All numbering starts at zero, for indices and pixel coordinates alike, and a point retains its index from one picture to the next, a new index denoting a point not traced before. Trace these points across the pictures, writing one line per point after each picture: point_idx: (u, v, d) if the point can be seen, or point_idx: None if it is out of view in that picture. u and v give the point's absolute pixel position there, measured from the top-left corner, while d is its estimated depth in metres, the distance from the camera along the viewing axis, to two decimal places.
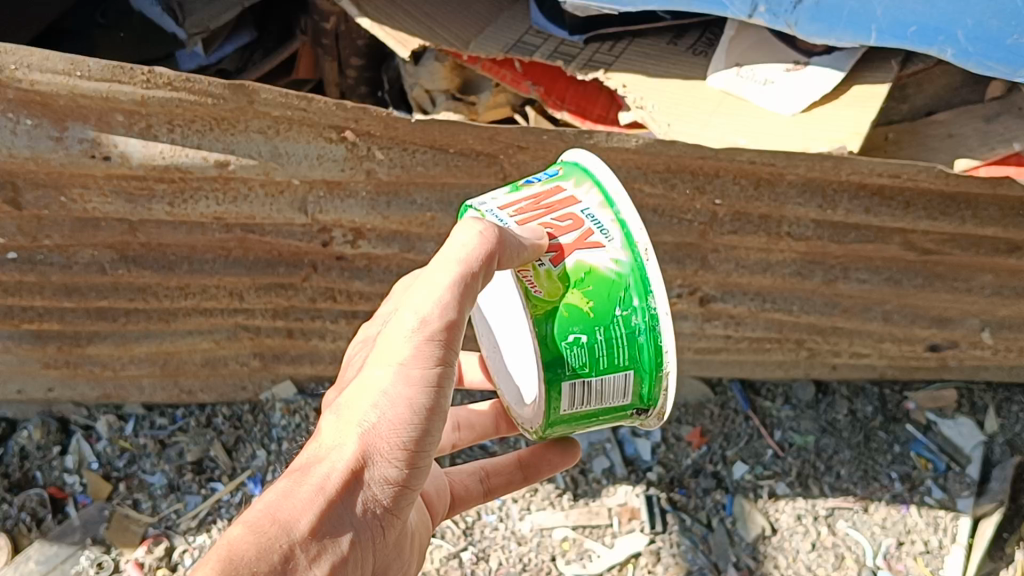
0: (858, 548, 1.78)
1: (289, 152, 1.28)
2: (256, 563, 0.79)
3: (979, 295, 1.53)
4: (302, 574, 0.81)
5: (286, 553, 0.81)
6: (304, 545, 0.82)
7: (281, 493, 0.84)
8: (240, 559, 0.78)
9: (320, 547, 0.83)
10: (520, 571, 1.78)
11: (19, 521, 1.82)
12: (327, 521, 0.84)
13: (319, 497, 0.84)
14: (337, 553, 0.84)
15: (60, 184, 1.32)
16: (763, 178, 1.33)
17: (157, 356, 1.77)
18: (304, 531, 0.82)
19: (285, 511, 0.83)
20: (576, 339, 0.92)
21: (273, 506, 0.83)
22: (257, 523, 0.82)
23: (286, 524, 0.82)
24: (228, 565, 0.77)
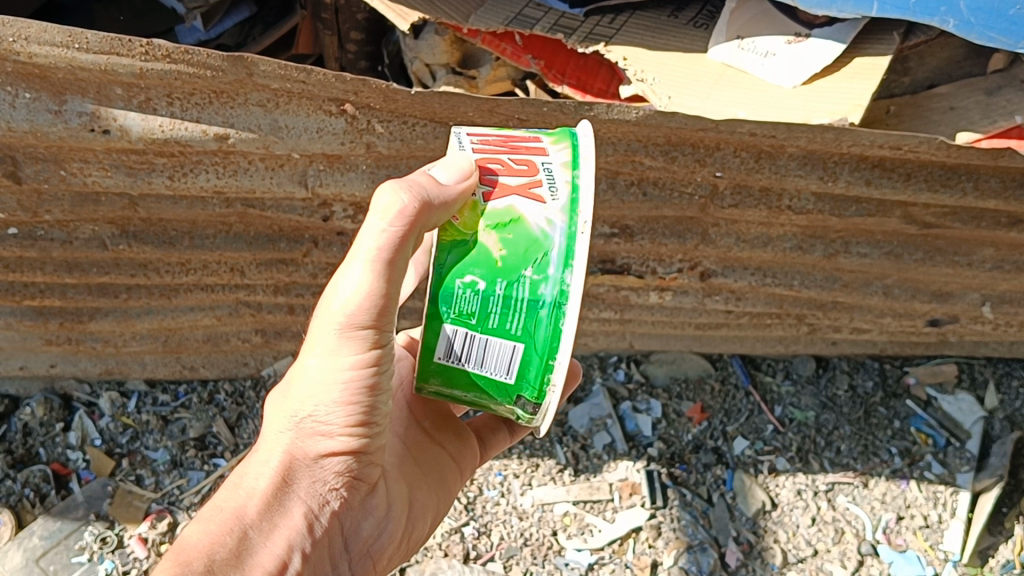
0: (857, 522, 1.80)
1: (289, 126, 1.28)
2: (210, 548, 0.89)
3: (979, 269, 1.53)
4: (260, 549, 0.91)
5: (240, 536, 0.91)
6: (259, 524, 0.92)
7: (230, 488, 0.94)
8: (192, 547, 0.89)
9: (274, 523, 0.93)
10: (521, 545, 1.80)
11: (23, 497, 1.82)
12: (277, 501, 0.94)
13: (262, 483, 0.94)
14: (293, 529, 0.94)
15: (59, 157, 1.32)
16: (764, 151, 1.32)
17: (159, 333, 1.78)
18: (254, 514, 0.92)
19: (235, 500, 0.93)
20: (472, 284, 0.86)
21: (224, 498, 0.94)
22: (209, 514, 0.92)
23: (238, 509, 0.92)
24: (179, 556, 0.88)
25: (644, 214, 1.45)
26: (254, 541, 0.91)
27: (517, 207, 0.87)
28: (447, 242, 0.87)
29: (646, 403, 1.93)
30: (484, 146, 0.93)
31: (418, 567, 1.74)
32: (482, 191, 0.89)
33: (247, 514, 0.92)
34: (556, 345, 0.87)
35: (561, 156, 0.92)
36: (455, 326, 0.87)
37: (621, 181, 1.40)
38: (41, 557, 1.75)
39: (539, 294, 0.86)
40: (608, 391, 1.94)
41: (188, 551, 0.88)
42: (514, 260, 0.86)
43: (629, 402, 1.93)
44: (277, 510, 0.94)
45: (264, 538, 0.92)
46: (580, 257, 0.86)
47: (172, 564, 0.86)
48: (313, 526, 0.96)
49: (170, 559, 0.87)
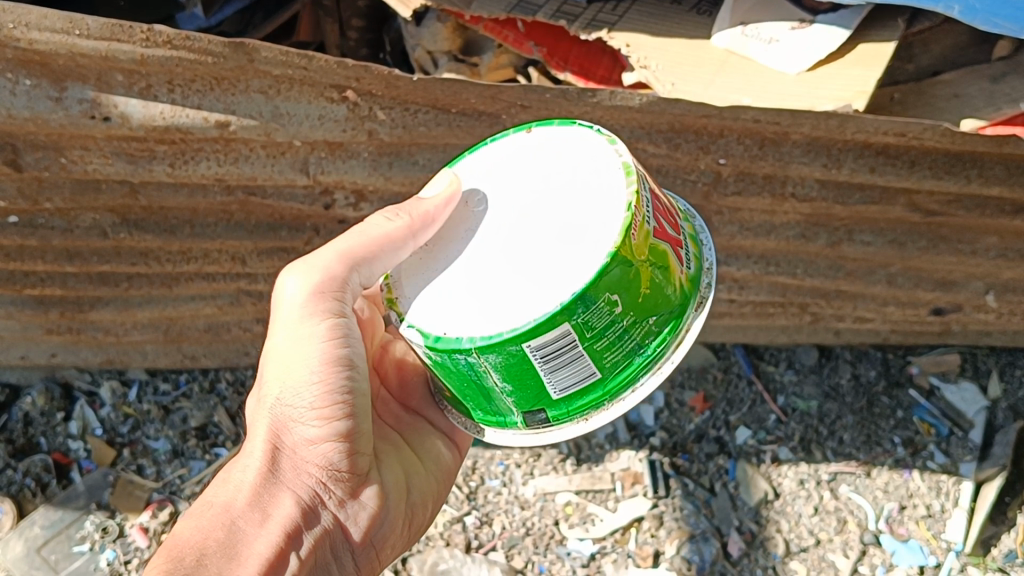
0: (860, 512, 1.79)
1: (291, 113, 1.27)
2: (201, 540, 0.96)
3: (983, 256, 1.53)
4: (251, 537, 0.98)
5: (227, 526, 0.97)
6: (247, 515, 0.99)
7: (221, 484, 1.02)
8: (185, 542, 0.96)
9: (265, 511, 0.99)
10: (523, 535, 1.80)
11: (24, 486, 1.82)
12: (267, 488, 1.00)
13: (252, 475, 1.00)
14: (286, 517, 1.00)
15: (60, 145, 1.31)
16: (768, 138, 1.32)
17: (160, 323, 1.77)
18: (244, 504, 0.99)
19: (227, 494, 1.00)
20: (610, 303, 0.84)
21: (217, 494, 1.00)
22: (198, 510, 1.00)
23: (228, 503, 0.99)
24: (171, 550, 0.95)
25: None
26: (245, 531, 0.98)
27: (666, 254, 0.89)
28: (620, 254, 0.83)
29: (648, 393, 1.92)
30: (654, 191, 0.94)
31: (419, 555, 1.74)
32: (653, 226, 0.88)
33: (235, 508, 0.99)
34: (625, 390, 0.91)
35: (688, 230, 1.00)
36: (570, 329, 0.84)
37: None
38: (42, 546, 1.76)
39: (645, 343, 0.90)
40: None
41: (180, 544, 0.95)
42: (649, 304, 0.88)
43: None
44: (266, 499, 1.00)
45: (255, 527, 0.98)
46: (689, 334, 0.93)
47: (165, 558, 0.93)
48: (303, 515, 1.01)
49: (164, 554, 0.94)
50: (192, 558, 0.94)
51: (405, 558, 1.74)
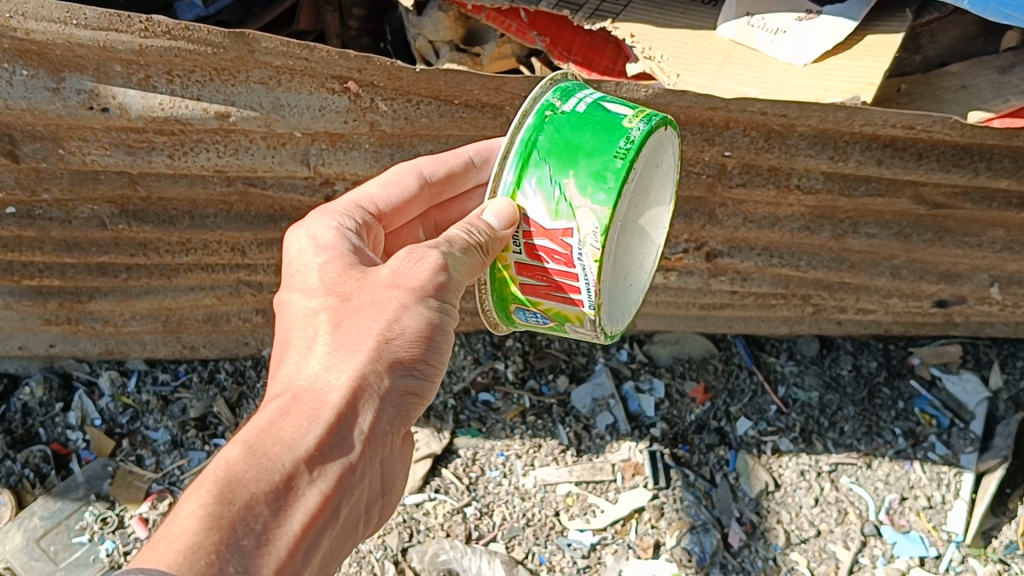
0: (861, 503, 1.79)
1: (291, 104, 1.26)
2: (257, 482, 0.77)
3: (989, 249, 1.52)
4: (307, 492, 0.80)
5: (290, 472, 0.80)
6: (313, 462, 0.81)
7: (278, 416, 0.83)
8: (241, 480, 0.77)
9: (330, 460, 0.83)
10: (524, 526, 1.79)
11: (23, 477, 1.81)
12: (334, 435, 0.84)
13: (324, 415, 0.83)
14: (346, 467, 0.84)
15: (58, 136, 1.30)
16: (774, 130, 1.31)
17: (159, 313, 1.76)
18: (311, 450, 0.81)
19: (288, 432, 0.82)
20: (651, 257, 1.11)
21: (272, 426, 0.82)
22: (256, 444, 0.80)
23: (289, 443, 0.81)
24: (226, 487, 0.76)
25: None
26: (304, 479, 0.80)
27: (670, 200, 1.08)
28: None
29: (649, 383, 1.91)
30: None
31: (419, 547, 1.74)
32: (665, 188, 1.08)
33: (299, 450, 0.81)
34: None
35: None
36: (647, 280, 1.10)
37: None
38: (41, 537, 1.75)
39: None
40: (612, 371, 1.93)
41: (234, 480, 0.76)
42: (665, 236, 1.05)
43: (633, 382, 1.92)
44: (332, 449, 0.83)
45: (316, 480, 0.81)
46: None
47: (217, 495, 0.75)
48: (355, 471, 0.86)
49: (212, 488, 0.75)
50: (245, 502, 0.76)
51: (405, 548, 1.74)
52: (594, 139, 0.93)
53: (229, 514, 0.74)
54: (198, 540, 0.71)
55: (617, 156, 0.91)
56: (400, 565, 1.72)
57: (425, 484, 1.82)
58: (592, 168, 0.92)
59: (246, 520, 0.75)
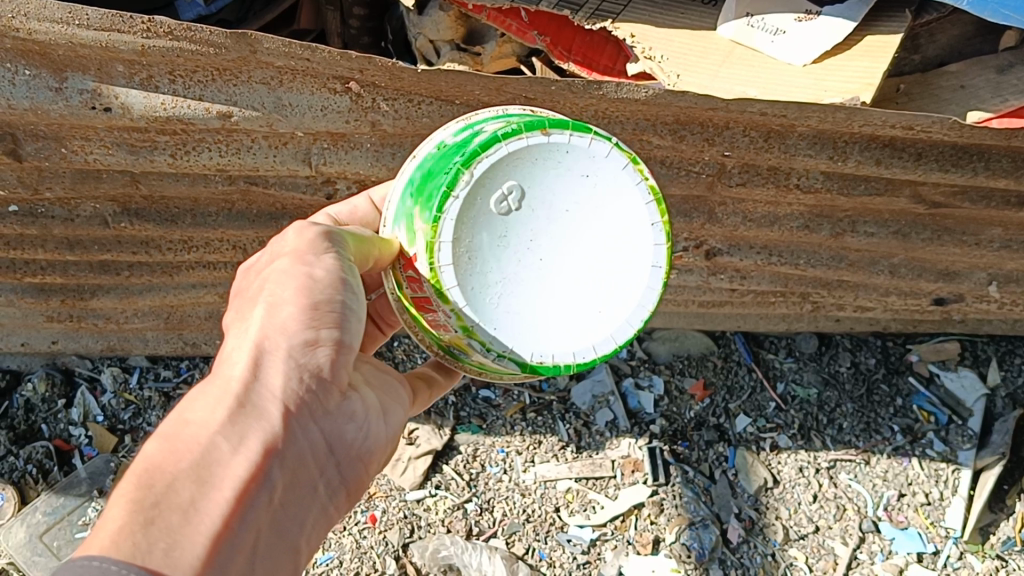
0: (859, 499, 1.81)
1: (293, 104, 1.26)
2: (172, 461, 0.73)
3: (987, 248, 1.53)
4: (232, 458, 0.75)
5: (207, 446, 0.75)
6: (230, 430, 0.76)
7: (193, 404, 0.79)
8: (157, 464, 0.73)
9: (253, 425, 0.78)
10: (524, 522, 1.80)
11: (26, 473, 1.82)
12: (250, 400, 0.79)
13: (235, 384, 0.79)
14: (271, 430, 0.79)
15: (60, 135, 1.30)
16: (774, 130, 1.31)
17: (160, 310, 1.77)
18: (225, 419, 0.77)
19: (202, 410, 0.77)
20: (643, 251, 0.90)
21: (187, 412, 0.78)
22: (167, 431, 0.76)
23: (203, 419, 0.77)
24: (143, 475, 0.71)
25: None
26: (226, 449, 0.76)
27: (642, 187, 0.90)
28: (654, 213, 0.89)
29: (648, 380, 1.91)
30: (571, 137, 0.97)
31: (421, 542, 1.76)
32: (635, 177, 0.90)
33: (213, 423, 0.76)
34: None
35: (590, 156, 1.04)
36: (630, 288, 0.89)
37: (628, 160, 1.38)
38: (44, 533, 1.76)
39: None
40: (611, 367, 1.92)
41: (148, 467, 0.72)
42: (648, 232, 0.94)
43: (632, 379, 1.92)
44: (251, 414, 0.78)
45: (240, 446, 0.76)
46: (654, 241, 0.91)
47: (134, 483, 0.70)
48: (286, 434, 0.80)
49: (131, 479, 0.71)
50: (165, 484, 0.71)
51: (407, 544, 1.77)
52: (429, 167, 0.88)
53: (150, 496, 0.70)
54: (114, 528, 0.66)
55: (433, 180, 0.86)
56: (402, 561, 1.75)
57: (425, 480, 1.83)
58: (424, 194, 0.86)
59: (165, 499, 0.70)
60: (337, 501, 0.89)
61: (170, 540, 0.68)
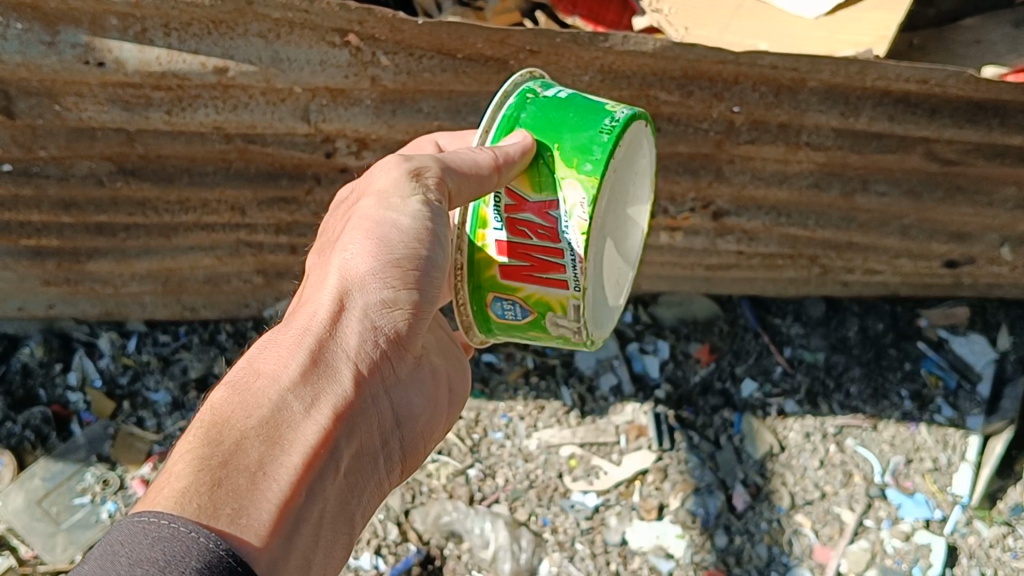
0: (866, 465, 1.77)
1: (290, 58, 1.23)
2: (246, 420, 0.88)
3: (1001, 208, 1.50)
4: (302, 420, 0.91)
5: (281, 408, 0.90)
6: (299, 393, 0.92)
7: (259, 356, 0.95)
8: (230, 419, 0.88)
9: (317, 392, 0.94)
10: (527, 488, 1.78)
11: (24, 439, 1.78)
12: (313, 361, 0.95)
13: (302, 343, 0.95)
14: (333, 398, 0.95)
15: (53, 91, 1.28)
16: (784, 85, 1.28)
17: (159, 274, 1.74)
18: (294, 379, 0.93)
19: (270, 368, 0.93)
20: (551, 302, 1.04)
21: (253, 366, 0.94)
22: (239, 386, 0.91)
23: (272, 376, 0.93)
24: (216, 425, 0.87)
25: (658, 151, 1.40)
26: (297, 409, 0.91)
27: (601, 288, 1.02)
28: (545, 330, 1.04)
29: (653, 345, 1.90)
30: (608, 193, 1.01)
31: (422, 508, 1.74)
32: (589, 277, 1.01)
33: (286, 381, 0.92)
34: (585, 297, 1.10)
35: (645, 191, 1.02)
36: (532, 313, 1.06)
37: None
38: (42, 498, 1.73)
39: None
40: (616, 332, 1.91)
41: (223, 425, 0.87)
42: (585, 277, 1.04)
43: (637, 343, 1.91)
44: (319, 376, 0.95)
45: (307, 409, 0.92)
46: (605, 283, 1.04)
47: (206, 438, 0.85)
48: (347, 402, 0.96)
49: (203, 429, 0.87)
50: (237, 440, 0.86)
51: (408, 509, 1.74)
52: (579, 117, 1.01)
53: (218, 456, 0.84)
54: (184, 482, 0.81)
55: (605, 131, 0.98)
56: (403, 527, 1.72)
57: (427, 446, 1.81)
58: (578, 142, 0.99)
59: (236, 456, 0.85)
60: (376, 458, 1.05)
61: (239, 493, 0.83)
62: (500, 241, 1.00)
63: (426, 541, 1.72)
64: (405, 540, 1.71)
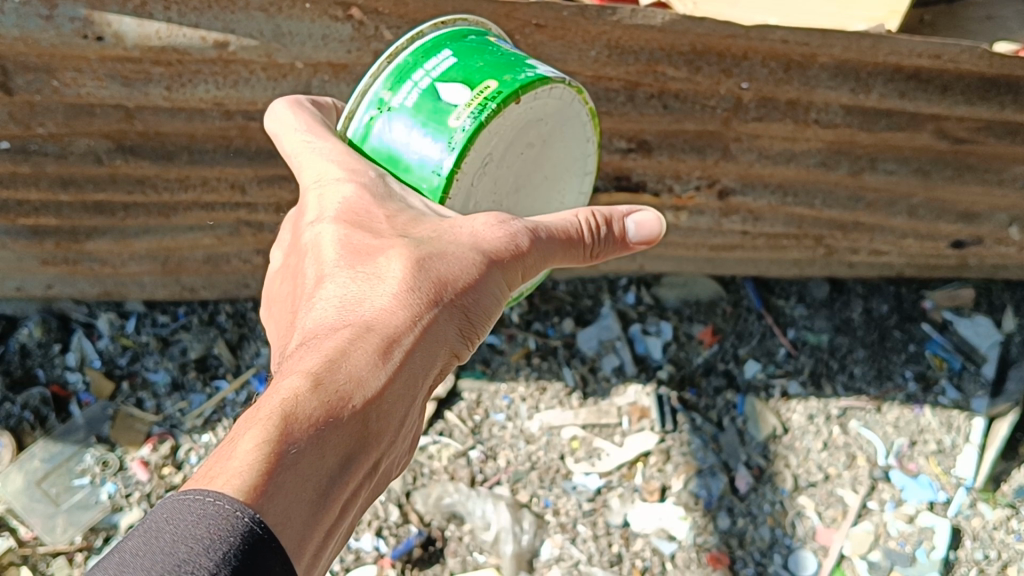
0: (870, 447, 1.76)
1: (293, 32, 1.22)
2: (322, 422, 0.82)
3: (1010, 187, 1.49)
4: (361, 438, 0.86)
5: (351, 415, 0.85)
6: (370, 408, 0.87)
7: (340, 347, 0.88)
8: (308, 416, 0.81)
9: (383, 411, 0.89)
10: (529, 469, 1.77)
11: (23, 420, 1.77)
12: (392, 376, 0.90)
13: (386, 352, 0.90)
14: (395, 418, 0.91)
15: (51, 67, 1.26)
16: (794, 60, 1.26)
17: (158, 253, 1.73)
18: (371, 390, 0.87)
19: (355, 370, 0.87)
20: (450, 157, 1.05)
21: (335, 360, 0.87)
22: (324, 380, 0.85)
23: (354, 382, 0.86)
24: (297, 419, 0.81)
25: (664, 128, 1.38)
26: (365, 428, 0.86)
27: None
28: None
29: (656, 326, 1.90)
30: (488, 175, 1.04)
31: (424, 489, 1.73)
32: None
33: (367, 392, 0.87)
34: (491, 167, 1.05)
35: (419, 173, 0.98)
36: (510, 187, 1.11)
37: (641, 93, 1.33)
38: (42, 479, 1.72)
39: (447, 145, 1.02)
40: (619, 313, 1.91)
41: (303, 420, 0.81)
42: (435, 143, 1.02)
43: (640, 324, 1.90)
44: (392, 396, 0.90)
45: (372, 430, 0.87)
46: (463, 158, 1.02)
47: (285, 432, 0.79)
48: (400, 423, 0.92)
49: (284, 418, 0.80)
50: (310, 443, 0.80)
51: (409, 491, 1.73)
52: None
53: (292, 455, 0.79)
54: (256, 475, 0.75)
55: None
56: (404, 509, 1.71)
57: (428, 427, 1.80)
58: None
59: (304, 461, 0.80)
60: (388, 472, 1.00)
61: (294, 503, 0.77)
62: None
63: (428, 522, 1.71)
64: (407, 522, 1.70)
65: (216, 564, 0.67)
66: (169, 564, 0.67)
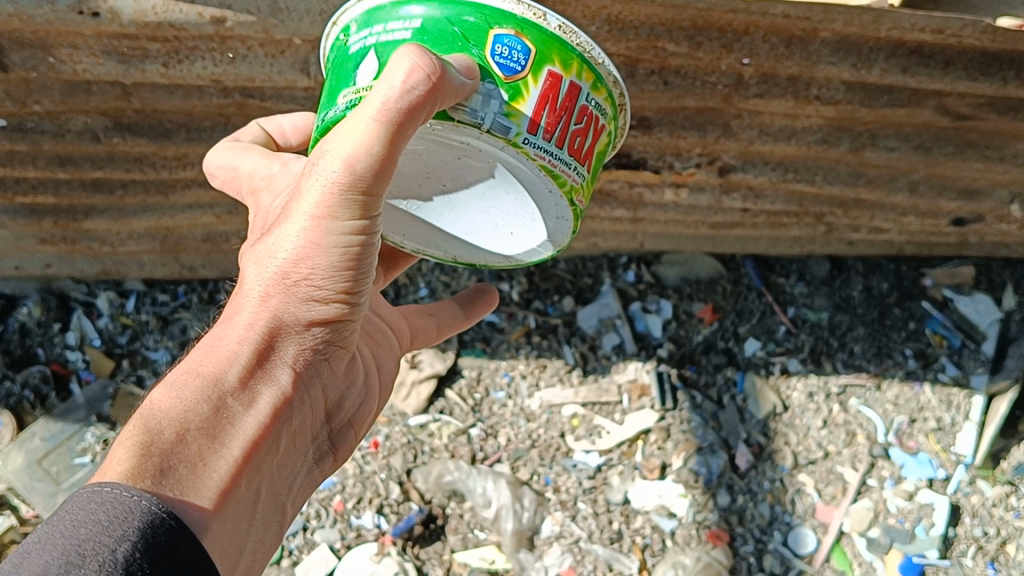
0: (870, 425, 1.76)
1: (290, 8, 1.21)
2: (183, 416, 0.85)
3: (1011, 163, 1.48)
4: (236, 418, 0.89)
5: (219, 406, 0.87)
6: (239, 392, 0.90)
7: (204, 353, 0.91)
8: (165, 412, 0.84)
9: (255, 393, 0.91)
10: (529, 447, 1.77)
11: (23, 398, 1.77)
12: (253, 365, 0.91)
13: (244, 347, 0.91)
14: (274, 396, 0.93)
15: (47, 43, 1.25)
16: (796, 36, 1.25)
17: (156, 232, 1.72)
18: (233, 379, 0.90)
19: (212, 366, 0.89)
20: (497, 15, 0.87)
21: (195, 363, 0.89)
22: (181, 379, 0.88)
23: (215, 376, 0.89)
24: (149, 421, 0.83)
25: (665, 104, 1.38)
26: (236, 409, 0.89)
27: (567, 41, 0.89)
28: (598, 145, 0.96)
29: (656, 304, 1.89)
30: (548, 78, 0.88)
31: (424, 467, 1.73)
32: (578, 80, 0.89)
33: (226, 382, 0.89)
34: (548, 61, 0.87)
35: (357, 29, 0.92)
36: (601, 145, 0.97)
37: (641, 70, 1.32)
38: (43, 458, 1.70)
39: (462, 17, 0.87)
40: (618, 292, 1.90)
41: (160, 419, 0.84)
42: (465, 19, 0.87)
43: (639, 303, 1.89)
44: (258, 378, 0.92)
45: (245, 407, 0.90)
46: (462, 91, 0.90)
47: (140, 430, 0.82)
48: (284, 403, 0.94)
49: (139, 424, 0.83)
50: (174, 435, 0.83)
51: (410, 469, 1.74)
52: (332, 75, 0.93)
53: (159, 445, 0.82)
54: (129, 464, 0.78)
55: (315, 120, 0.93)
56: (404, 486, 1.72)
57: (428, 405, 1.81)
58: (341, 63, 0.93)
59: (175, 449, 0.82)
60: (300, 463, 1.02)
61: (180, 484, 0.80)
62: (551, 75, 0.87)
63: (428, 500, 1.71)
64: (407, 500, 1.70)
65: (116, 542, 0.68)
66: (71, 546, 0.67)
